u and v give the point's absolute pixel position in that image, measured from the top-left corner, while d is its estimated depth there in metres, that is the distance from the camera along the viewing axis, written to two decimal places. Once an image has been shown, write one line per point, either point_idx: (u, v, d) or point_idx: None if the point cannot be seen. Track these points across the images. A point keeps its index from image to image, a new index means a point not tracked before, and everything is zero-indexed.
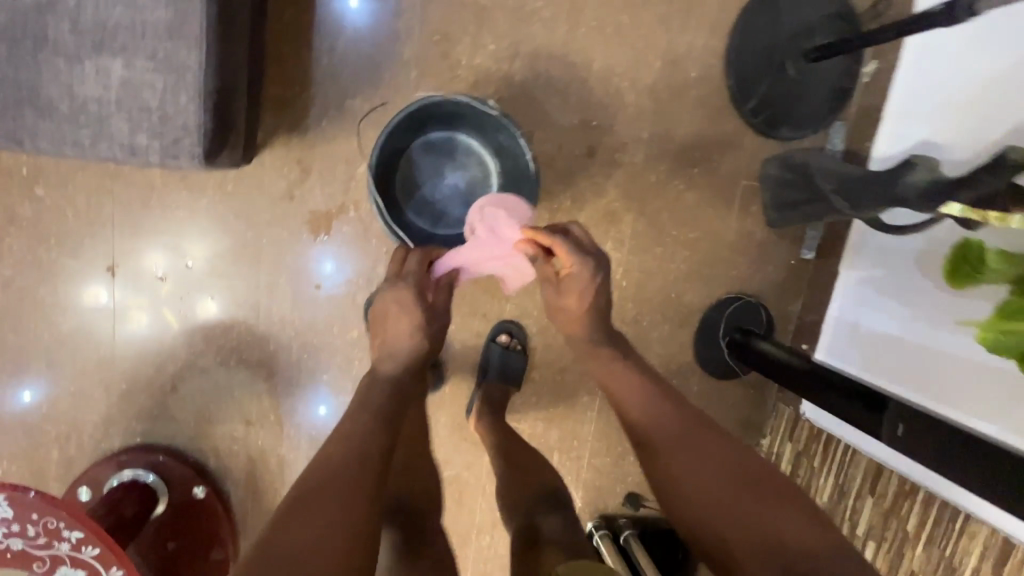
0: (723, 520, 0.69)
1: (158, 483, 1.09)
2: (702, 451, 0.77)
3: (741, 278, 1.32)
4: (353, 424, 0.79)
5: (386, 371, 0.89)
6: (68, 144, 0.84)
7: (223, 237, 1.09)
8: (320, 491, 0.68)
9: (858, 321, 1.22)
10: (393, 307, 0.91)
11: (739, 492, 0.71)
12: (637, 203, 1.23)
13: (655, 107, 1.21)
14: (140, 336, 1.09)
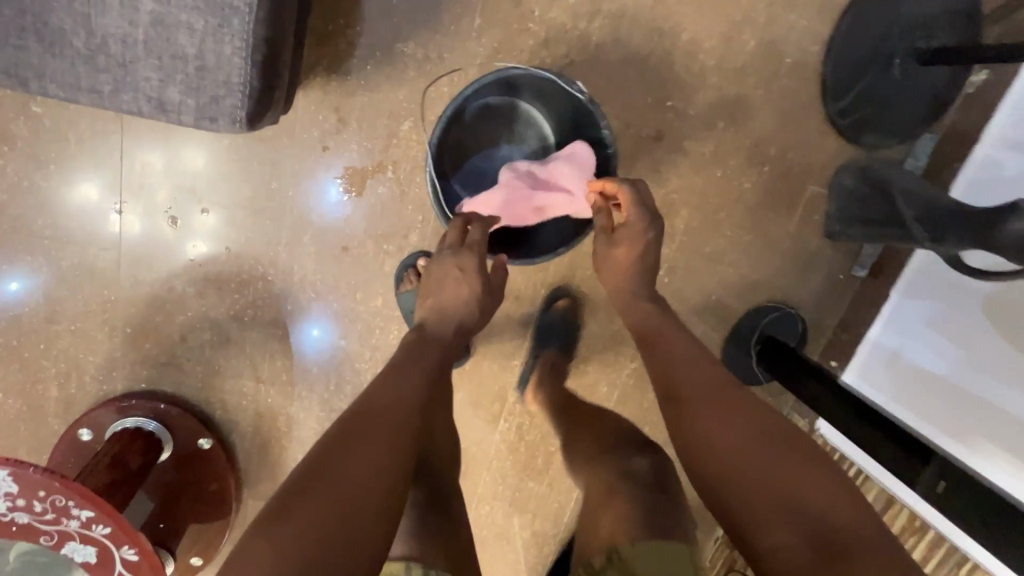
0: (750, 483, 0.60)
1: (162, 432, 1.05)
2: (737, 408, 0.67)
3: (787, 289, 1.24)
4: (380, 388, 0.69)
5: (433, 327, 0.81)
6: (84, 91, 0.72)
7: (242, 186, 1.00)
8: (339, 459, 0.58)
9: (899, 350, 1.17)
10: (452, 273, 0.86)
11: (776, 458, 0.61)
12: (697, 198, 1.13)
13: (738, 92, 1.08)
14: (146, 281, 1.01)
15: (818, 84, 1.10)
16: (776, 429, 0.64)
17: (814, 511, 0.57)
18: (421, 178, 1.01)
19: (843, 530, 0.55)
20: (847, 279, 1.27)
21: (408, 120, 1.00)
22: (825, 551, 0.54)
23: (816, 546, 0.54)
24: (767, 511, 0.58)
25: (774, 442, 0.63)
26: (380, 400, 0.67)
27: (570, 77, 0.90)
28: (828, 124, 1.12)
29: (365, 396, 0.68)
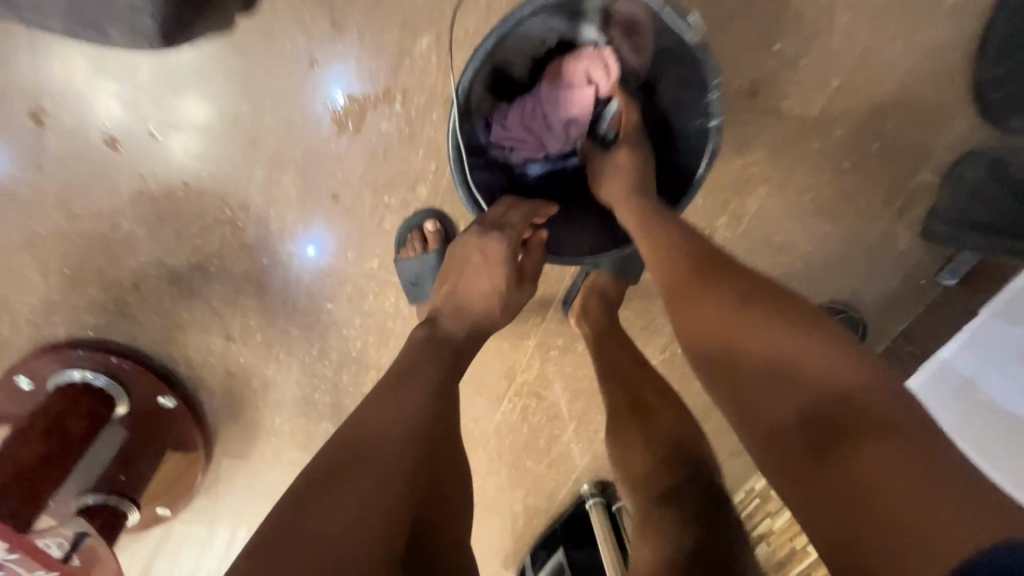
0: (744, 374, 0.54)
1: (115, 388, 0.91)
2: (726, 289, 0.59)
3: (862, 295, 1.03)
4: (380, 404, 0.55)
5: (448, 329, 0.66)
6: None
7: (202, 102, 0.77)
8: (325, 504, 0.46)
9: (977, 380, 0.89)
10: (475, 257, 0.70)
11: (771, 335, 0.53)
12: (782, 174, 0.89)
13: (867, 42, 0.82)
14: (81, 213, 0.80)
15: (972, 42, 0.84)
16: (765, 299, 0.56)
17: (814, 392, 0.49)
18: (437, 117, 0.80)
19: (842, 402, 0.48)
20: (929, 285, 1.05)
21: (426, 37, 0.77)
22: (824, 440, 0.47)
23: (809, 429, 0.48)
24: (763, 404, 0.52)
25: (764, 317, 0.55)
26: (380, 417, 0.53)
27: (679, 8, 0.68)
28: (967, 96, 0.87)
29: (363, 413, 0.54)
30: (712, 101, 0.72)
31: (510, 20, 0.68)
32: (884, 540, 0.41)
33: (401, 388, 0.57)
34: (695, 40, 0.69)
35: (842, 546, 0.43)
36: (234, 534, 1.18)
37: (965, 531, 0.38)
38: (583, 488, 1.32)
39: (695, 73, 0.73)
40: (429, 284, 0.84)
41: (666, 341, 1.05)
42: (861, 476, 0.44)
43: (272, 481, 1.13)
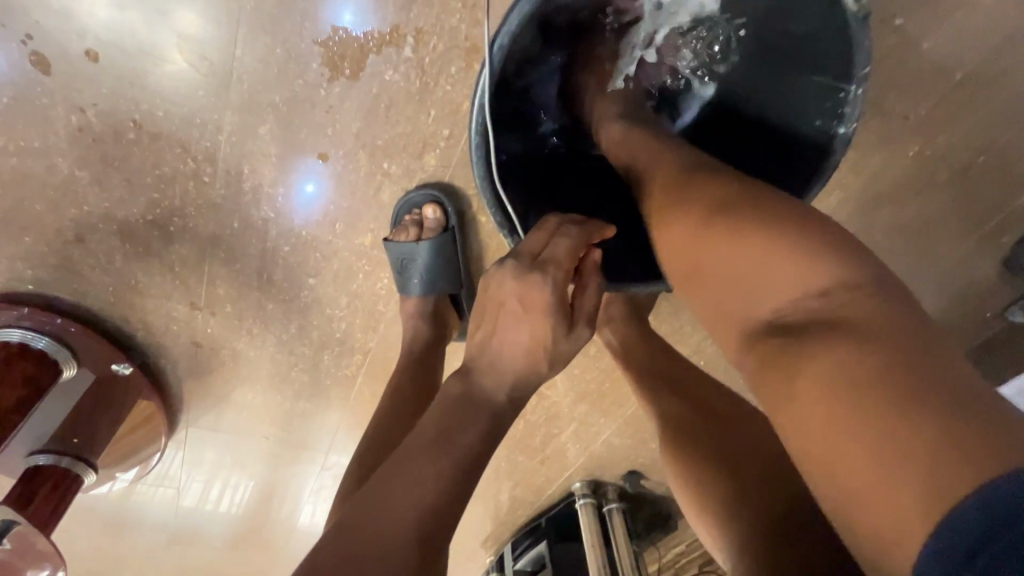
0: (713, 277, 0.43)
1: (59, 351, 0.79)
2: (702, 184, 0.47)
3: None
4: (386, 500, 0.44)
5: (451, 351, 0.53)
6: None
7: (154, 18, 0.59)
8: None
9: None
10: (512, 302, 0.53)
11: (741, 226, 0.42)
12: (861, 180, 0.75)
13: (1014, 27, 0.63)
14: (6, 149, 0.64)
15: None
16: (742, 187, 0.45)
17: (791, 296, 0.38)
18: (457, 71, 0.64)
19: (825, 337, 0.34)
20: (992, 318, 0.91)
21: None
22: (792, 349, 0.36)
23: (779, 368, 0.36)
24: (737, 316, 0.41)
25: (738, 204, 0.43)
26: (384, 523, 0.42)
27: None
28: None
29: (368, 512, 0.43)
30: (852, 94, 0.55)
31: None
32: (859, 463, 0.30)
33: (416, 481, 0.45)
34: (856, 13, 0.50)
35: (818, 479, 0.32)
36: (203, 492, 1.12)
37: (973, 450, 0.26)
38: (575, 484, 1.24)
39: (833, 58, 0.55)
40: (416, 274, 0.73)
41: (689, 352, 0.93)
42: (831, 384, 0.32)
43: (244, 450, 1.05)
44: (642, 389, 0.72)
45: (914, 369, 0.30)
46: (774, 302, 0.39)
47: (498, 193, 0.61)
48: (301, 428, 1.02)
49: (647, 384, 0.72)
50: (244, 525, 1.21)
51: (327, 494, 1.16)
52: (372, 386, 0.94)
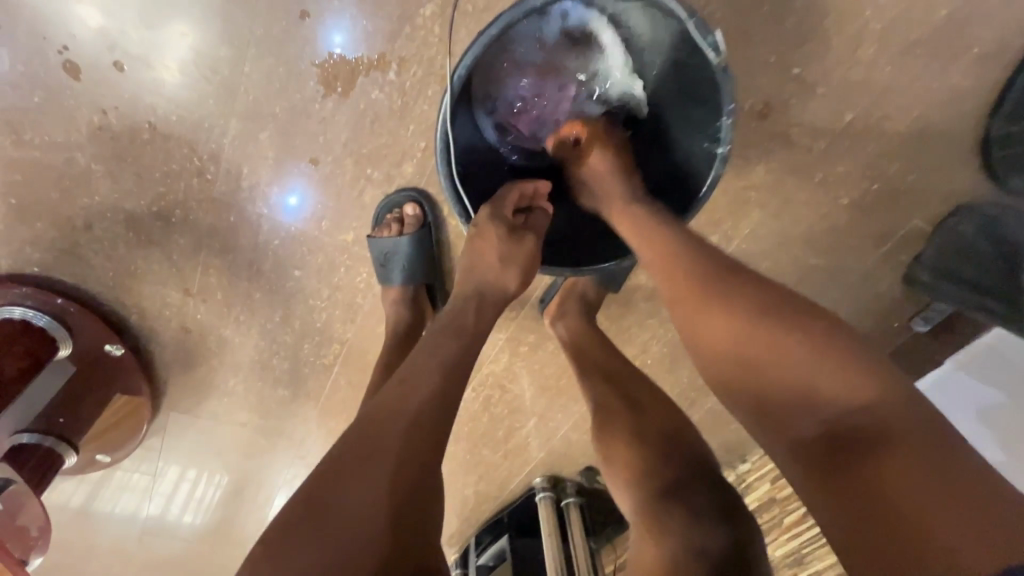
0: (764, 375, 0.51)
1: (57, 329, 0.86)
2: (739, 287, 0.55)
3: None
4: (377, 422, 0.53)
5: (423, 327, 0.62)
6: None
7: (177, 36, 0.70)
8: (316, 535, 0.47)
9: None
10: None
11: (789, 336, 0.50)
12: (777, 201, 0.87)
13: (890, 80, 0.78)
14: (31, 142, 0.73)
15: (993, 94, 0.79)
16: (778, 296, 0.53)
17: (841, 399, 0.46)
18: (433, 94, 0.75)
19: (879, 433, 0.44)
20: (899, 328, 1.05)
21: (430, 4, 0.71)
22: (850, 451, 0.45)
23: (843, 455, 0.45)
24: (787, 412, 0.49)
25: (782, 315, 0.52)
26: (377, 439, 0.52)
27: (705, 24, 0.60)
28: (977, 149, 0.84)
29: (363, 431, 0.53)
30: (724, 127, 0.64)
31: (521, 7, 0.60)
32: (939, 546, 0.38)
33: (400, 407, 0.54)
34: (716, 62, 0.61)
35: (879, 560, 0.41)
36: (179, 480, 1.17)
37: (1021, 540, 0.36)
38: (535, 480, 1.32)
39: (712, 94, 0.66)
40: (399, 266, 0.82)
41: (637, 351, 1.04)
42: (894, 488, 0.41)
43: (222, 437, 1.11)
44: (588, 374, 0.82)
45: (940, 463, 0.41)
46: (821, 402, 0.47)
47: (460, 194, 0.70)
48: (278, 416, 1.08)
49: (592, 370, 0.82)
50: (216, 515, 1.25)
51: (299, 485, 1.21)
52: (347, 376, 1.02)
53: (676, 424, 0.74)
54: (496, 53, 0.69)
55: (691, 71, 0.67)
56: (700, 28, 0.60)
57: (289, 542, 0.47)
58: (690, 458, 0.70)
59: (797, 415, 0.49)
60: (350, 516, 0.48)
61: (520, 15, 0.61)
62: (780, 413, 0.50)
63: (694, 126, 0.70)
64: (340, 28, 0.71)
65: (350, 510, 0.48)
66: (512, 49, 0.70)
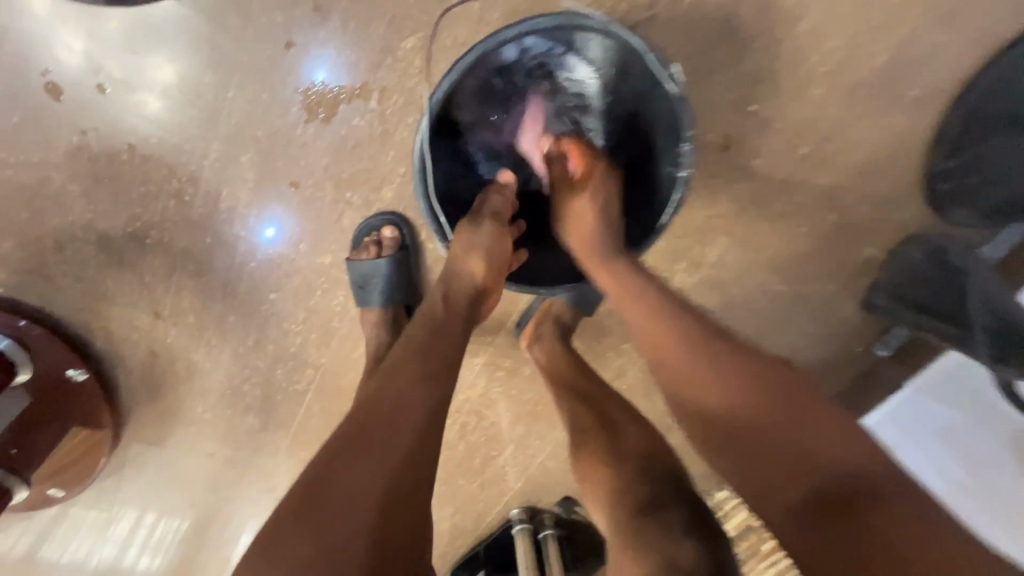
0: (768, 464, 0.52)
1: (17, 352, 0.83)
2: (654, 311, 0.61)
3: (802, 351, 1.07)
4: (349, 453, 0.54)
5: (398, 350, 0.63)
6: None
7: (163, 64, 0.74)
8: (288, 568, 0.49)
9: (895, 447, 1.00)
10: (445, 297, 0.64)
11: (716, 367, 0.56)
12: (742, 229, 0.92)
13: (840, 118, 0.85)
14: (13, 159, 0.76)
15: (929, 133, 0.87)
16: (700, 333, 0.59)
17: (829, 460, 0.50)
18: (413, 121, 0.78)
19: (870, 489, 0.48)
20: (864, 354, 1.09)
21: (412, 39, 0.75)
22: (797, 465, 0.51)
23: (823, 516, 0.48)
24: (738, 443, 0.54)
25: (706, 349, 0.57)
26: (353, 474, 0.53)
27: (664, 58, 0.65)
28: (921, 183, 0.90)
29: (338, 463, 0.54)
30: (684, 154, 0.68)
31: (492, 39, 0.65)
32: None
33: (377, 444, 0.55)
34: (674, 91, 0.65)
35: None
36: (132, 529, 1.07)
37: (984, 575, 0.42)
38: (512, 511, 1.27)
39: (672, 124, 0.70)
40: (377, 289, 0.82)
41: (612, 377, 1.03)
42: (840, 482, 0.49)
43: (182, 477, 1.03)
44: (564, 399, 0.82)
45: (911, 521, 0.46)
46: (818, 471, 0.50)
47: (433, 206, 0.70)
48: (242, 454, 1.02)
49: (568, 393, 0.83)
50: None
51: None
52: (321, 404, 0.98)
53: (651, 447, 0.74)
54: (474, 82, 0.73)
55: (656, 104, 0.71)
56: (656, 59, 0.64)
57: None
58: (663, 479, 0.71)
59: (751, 445, 0.53)
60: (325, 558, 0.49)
61: (495, 45, 0.66)
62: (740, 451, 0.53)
63: (660, 154, 0.74)
64: (321, 60, 0.75)
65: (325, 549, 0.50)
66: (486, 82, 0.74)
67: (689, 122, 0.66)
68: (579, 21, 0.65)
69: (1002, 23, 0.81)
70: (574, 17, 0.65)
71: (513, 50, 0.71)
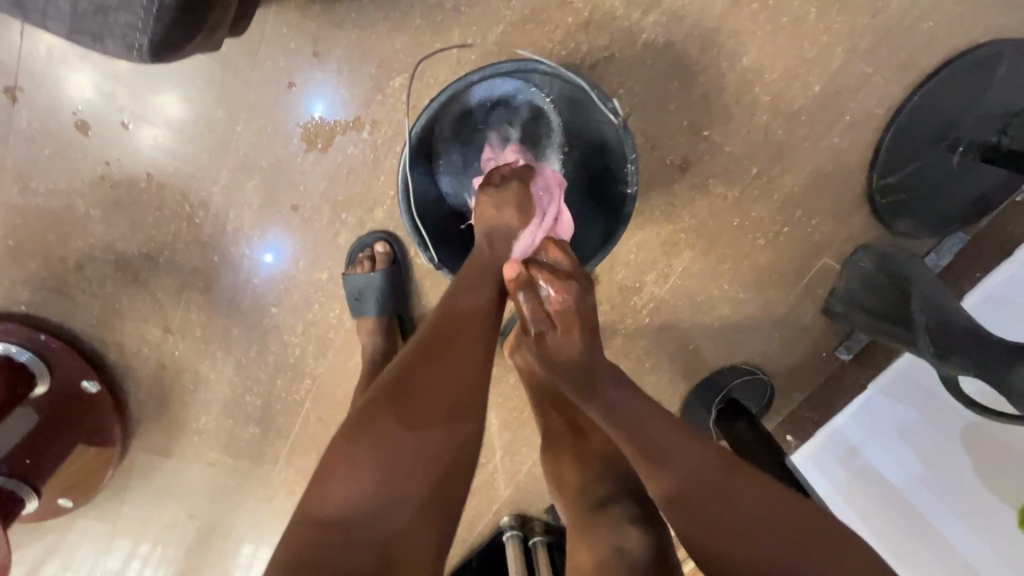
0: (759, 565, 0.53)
1: (37, 365, 0.90)
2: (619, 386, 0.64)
3: (781, 366, 1.08)
4: (423, 366, 0.57)
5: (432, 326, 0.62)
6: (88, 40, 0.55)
7: (179, 102, 0.84)
8: (367, 447, 0.53)
9: (860, 447, 1.01)
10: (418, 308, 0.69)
11: (684, 444, 0.60)
12: (705, 242, 0.99)
13: (784, 141, 0.94)
14: (43, 189, 0.85)
15: (868, 152, 0.96)
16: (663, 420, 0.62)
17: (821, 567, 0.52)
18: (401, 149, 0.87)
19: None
20: (826, 357, 1.09)
21: (399, 77, 0.85)
22: (761, 535, 0.55)
23: None
24: (711, 521, 0.56)
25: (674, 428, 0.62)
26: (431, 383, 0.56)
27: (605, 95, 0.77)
28: (865, 199, 0.98)
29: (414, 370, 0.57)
30: (630, 173, 0.79)
31: (460, 81, 0.77)
32: None
33: (452, 363, 0.58)
34: (617, 119, 0.76)
35: None
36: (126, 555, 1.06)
37: None
38: (502, 519, 1.26)
39: (620, 148, 0.80)
40: (372, 301, 0.89)
41: None
42: (800, 545, 0.54)
43: (180, 496, 1.05)
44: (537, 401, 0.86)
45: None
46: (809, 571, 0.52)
47: (415, 220, 0.81)
48: (239, 470, 1.04)
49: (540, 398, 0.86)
50: None
51: None
52: (318, 411, 1.01)
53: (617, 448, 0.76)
54: (445, 119, 0.82)
55: (605, 135, 0.81)
56: (599, 92, 0.75)
57: (341, 450, 0.53)
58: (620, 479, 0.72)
59: (721, 522, 0.56)
60: (402, 451, 0.53)
61: (463, 87, 0.78)
62: (713, 529, 0.56)
63: (614, 176, 0.82)
64: (320, 97, 0.85)
65: (404, 444, 0.53)
66: (456, 118, 0.83)
67: (631, 143, 0.77)
68: (532, 64, 0.77)
69: (922, 55, 0.91)
70: (527, 63, 0.77)
71: (477, 90, 0.81)
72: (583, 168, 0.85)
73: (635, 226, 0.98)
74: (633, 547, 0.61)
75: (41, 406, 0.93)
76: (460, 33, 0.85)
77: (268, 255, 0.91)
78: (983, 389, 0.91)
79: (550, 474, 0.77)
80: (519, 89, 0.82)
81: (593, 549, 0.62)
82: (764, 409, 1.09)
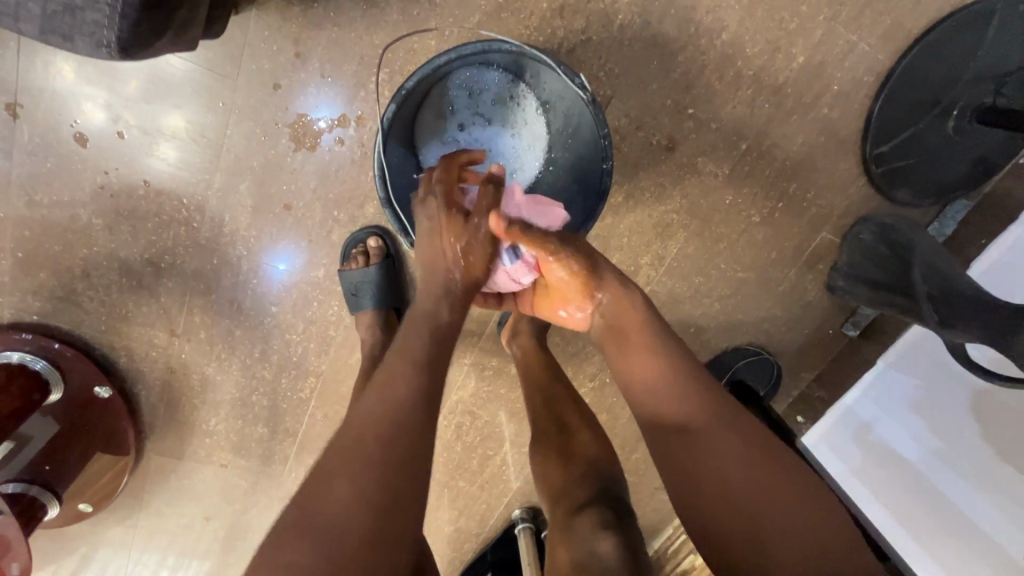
0: (719, 483, 0.53)
1: (51, 373, 0.92)
2: (638, 352, 0.63)
3: (784, 342, 1.07)
4: (333, 505, 0.49)
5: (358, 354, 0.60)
6: (59, 38, 0.57)
7: (172, 110, 0.87)
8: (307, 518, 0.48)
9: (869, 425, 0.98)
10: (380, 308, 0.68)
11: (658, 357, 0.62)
12: (698, 221, 0.98)
13: (771, 115, 0.94)
14: (49, 201, 0.89)
15: (858, 122, 0.95)
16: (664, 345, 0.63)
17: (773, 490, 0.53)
18: None
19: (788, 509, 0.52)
20: (834, 335, 1.08)
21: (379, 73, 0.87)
22: (714, 449, 0.55)
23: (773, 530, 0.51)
24: (711, 490, 0.53)
25: (701, 398, 0.58)
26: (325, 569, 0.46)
27: (572, 71, 0.76)
28: (859, 168, 0.97)
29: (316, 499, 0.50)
30: (605, 147, 0.79)
31: (429, 66, 0.77)
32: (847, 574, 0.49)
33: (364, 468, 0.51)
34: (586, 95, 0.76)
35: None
36: (139, 556, 1.08)
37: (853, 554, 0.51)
38: (515, 512, 1.23)
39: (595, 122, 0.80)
40: (369, 294, 0.90)
41: (594, 371, 1.07)
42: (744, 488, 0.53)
43: (195, 500, 1.06)
44: (528, 393, 0.85)
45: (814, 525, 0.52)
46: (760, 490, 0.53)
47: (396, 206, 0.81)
48: (251, 469, 1.05)
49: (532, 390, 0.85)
50: None
51: None
52: (324, 410, 1.03)
53: (604, 446, 0.73)
54: (421, 102, 0.83)
55: (579, 110, 0.82)
56: (566, 66, 0.74)
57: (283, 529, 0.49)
58: (605, 475, 0.68)
59: (722, 490, 0.53)
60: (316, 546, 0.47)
61: (431, 71, 0.79)
62: (713, 507, 0.53)
63: (590, 148, 0.83)
64: (310, 97, 0.87)
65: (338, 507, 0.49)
66: (431, 101, 0.84)
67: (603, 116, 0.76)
68: (499, 42, 0.77)
69: (907, 19, 0.90)
70: (492, 43, 0.77)
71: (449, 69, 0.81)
72: (562, 146, 0.86)
73: (627, 209, 0.97)
74: (605, 551, 0.56)
75: (55, 413, 0.95)
76: (436, 24, 0.86)
77: (273, 262, 0.94)
78: (998, 359, 0.88)
79: (538, 468, 0.74)
80: (494, 68, 0.83)
81: (570, 551, 0.59)
82: (771, 389, 1.06)
